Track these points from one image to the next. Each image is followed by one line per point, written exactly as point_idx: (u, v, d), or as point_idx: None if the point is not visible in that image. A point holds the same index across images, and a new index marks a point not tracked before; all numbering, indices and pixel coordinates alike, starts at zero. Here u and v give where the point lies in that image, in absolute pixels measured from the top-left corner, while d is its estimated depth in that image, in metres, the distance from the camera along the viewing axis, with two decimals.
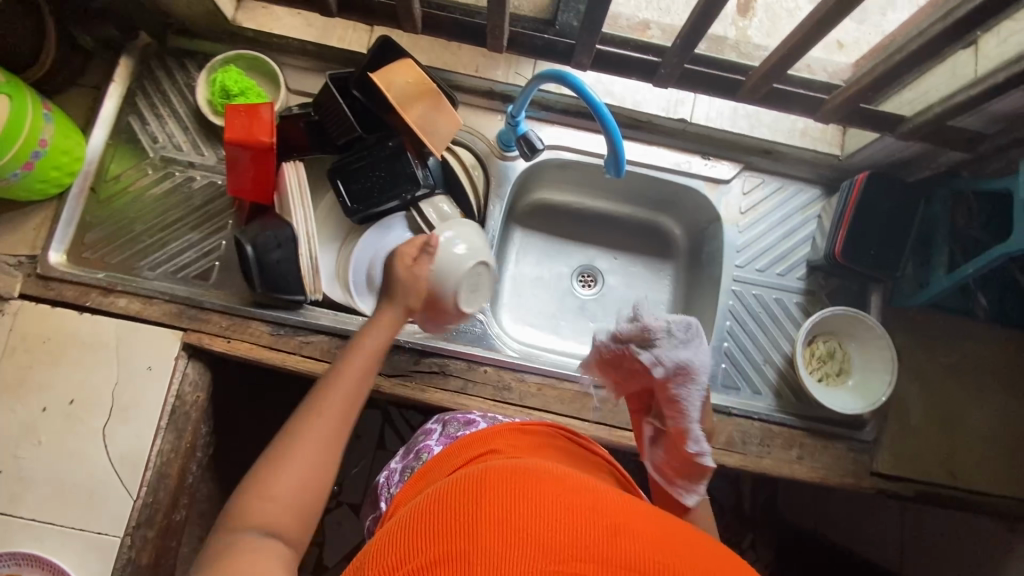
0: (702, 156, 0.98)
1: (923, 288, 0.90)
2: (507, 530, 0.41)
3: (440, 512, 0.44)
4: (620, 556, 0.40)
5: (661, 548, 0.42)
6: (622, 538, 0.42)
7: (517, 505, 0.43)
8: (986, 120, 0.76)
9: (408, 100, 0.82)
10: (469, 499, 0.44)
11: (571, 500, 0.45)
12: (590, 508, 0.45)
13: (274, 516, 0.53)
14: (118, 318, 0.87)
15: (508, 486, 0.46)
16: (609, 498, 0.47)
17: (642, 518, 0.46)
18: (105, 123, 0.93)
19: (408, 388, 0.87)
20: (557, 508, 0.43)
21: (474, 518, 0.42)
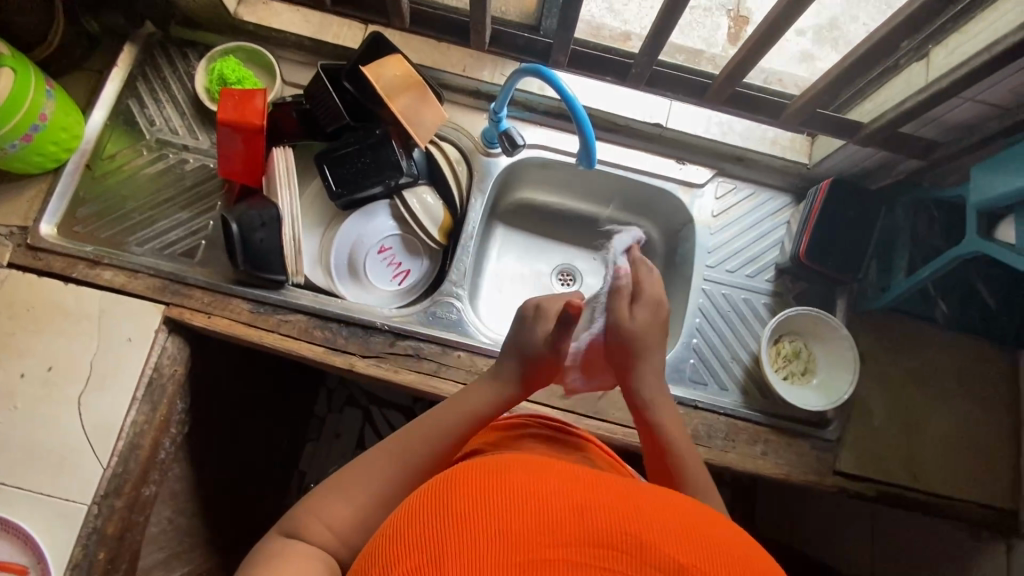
0: (677, 160, 1.03)
1: (886, 291, 0.93)
2: (469, 530, 0.39)
3: (406, 525, 0.42)
4: (586, 536, 0.39)
5: (629, 517, 0.41)
6: (587, 516, 0.40)
7: (479, 501, 0.41)
8: (940, 129, 0.81)
9: (396, 91, 0.87)
10: (431, 504, 0.43)
11: (535, 482, 0.43)
12: (556, 485, 0.43)
13: (338, 531, 0.59)
14: (103, 289, 0.89)
15: (468, 484, 0.43)
16: (577, 477, 0.46)
17: (611, 488, 0.45)
18: (105, 104, 0.97)
19: (382, 368, 0.89)
20: (519, 495, 0.42)
21: (437, 526, 0.40)
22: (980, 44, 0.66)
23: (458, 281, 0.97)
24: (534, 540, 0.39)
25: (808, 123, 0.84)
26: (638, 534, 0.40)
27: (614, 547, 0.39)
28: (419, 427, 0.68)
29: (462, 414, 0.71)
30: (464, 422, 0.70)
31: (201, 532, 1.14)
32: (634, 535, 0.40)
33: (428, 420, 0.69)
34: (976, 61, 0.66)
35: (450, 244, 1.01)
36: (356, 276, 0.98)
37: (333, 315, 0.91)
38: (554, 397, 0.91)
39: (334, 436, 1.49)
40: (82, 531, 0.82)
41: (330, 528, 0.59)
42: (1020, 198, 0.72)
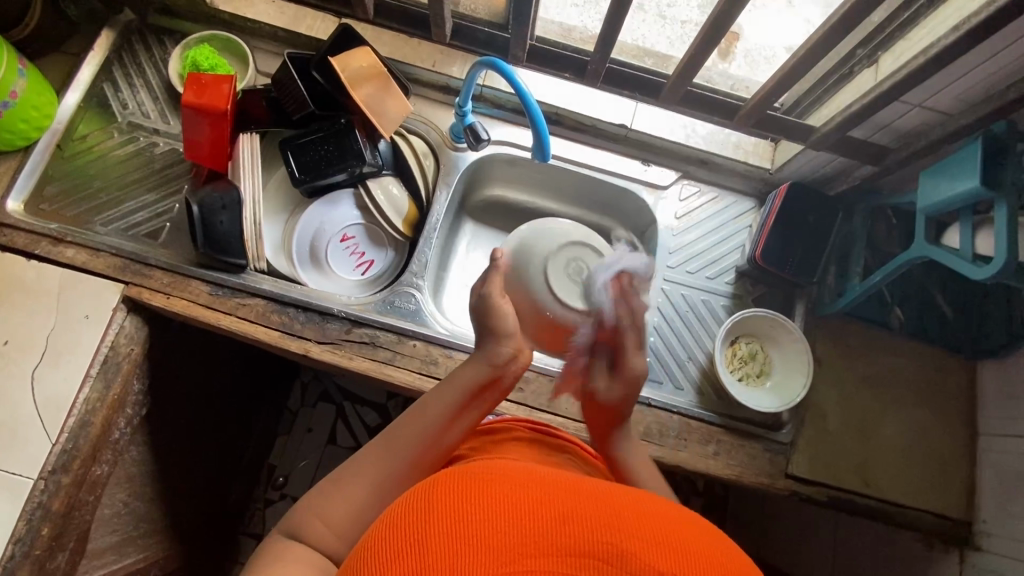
0: (642, 161, 1.05)
1: (841, 296, 0.94)
2: (451, 542, 0.37)
3: (385, 536, 0.39)
4: (571, 545, 0.37)
5: (617, 526, 0.39)
6: (572, 525, 0.39)
7: (462, 512, 0.39)
8: (891, 135, 0.83)
9: (360, 80, 0.89)
10: (411, 513, 0.40)
11: (521, 491, 0.41)
12: (542, 494, 0.41)
13: (333, 526, 0.55)
14: (64, 266, 0.90)
15: (452, 492, 0.41)
16: (563, 482, 0.44)
17: (601, 497, 0.42)
18: (79, 87, 0.99)
19: (336, 355, 0.89)
20: (503, 505, 0.39)
21: (415, 537, 0.38)
22: (920, 49, 0.68)
23: (419, 272, 0.98)
24: (516, 551, 0.37)
25: (762, 125, 0.88)
26: (624, 543, 0.38)
27: (601, 557, 0.37)
28: (419, 414, 0.64)
29: (454, 391, 0.68)
30: (458, 397, 0.67)
31: (160, 517, 1.14)
32: (621, 544, 0.38)
33: (429, 405, 0.66)
34: (915, 64, 0.67)
35: (415, 236, 1.02)
36: (317, 264, 0.99)
37: (291, 300, 0.91)
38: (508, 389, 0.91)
39: (305, 430, 1.49)
40: (26, 506, 0.82)
41: (325, 523, 0.55)
42: (963, 203, 0.72)
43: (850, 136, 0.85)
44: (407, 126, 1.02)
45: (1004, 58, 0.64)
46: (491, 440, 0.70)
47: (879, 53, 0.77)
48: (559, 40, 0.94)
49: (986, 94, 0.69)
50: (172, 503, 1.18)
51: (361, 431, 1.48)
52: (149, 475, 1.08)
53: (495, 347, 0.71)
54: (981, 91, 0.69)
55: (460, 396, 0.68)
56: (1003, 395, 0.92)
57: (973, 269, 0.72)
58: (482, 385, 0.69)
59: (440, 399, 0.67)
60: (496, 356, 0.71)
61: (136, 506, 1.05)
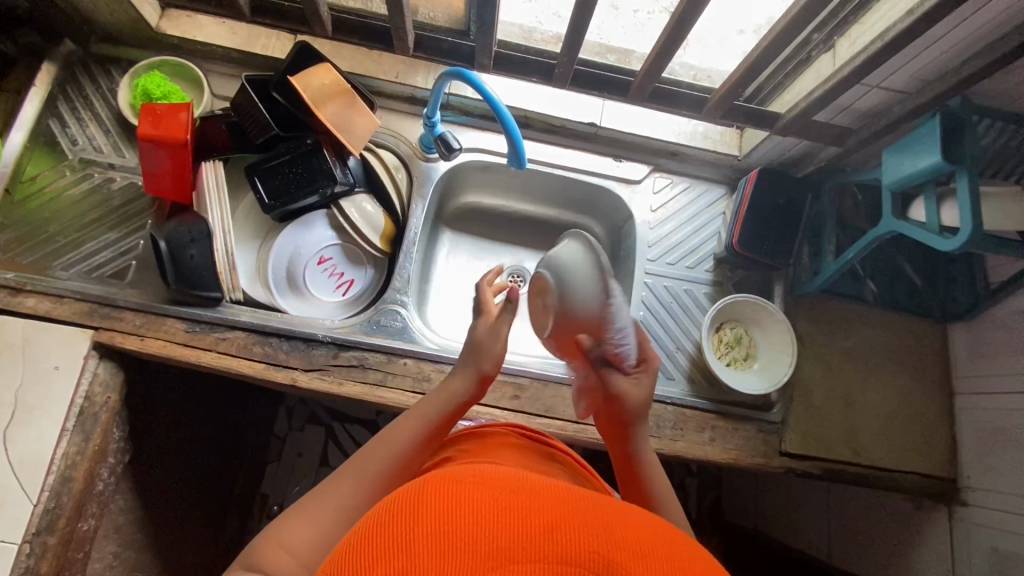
0: (614, 158, 1.05)
1: (817, 274, 0.96)
2: (437, 543, 0.37)
3: (371, 531, 0.39)
4: (557, 553, 0.37)
5: (604, 534, 0.40)
6: (559, 533, 0.39)
7: (452, 512, 0.39)
8: (853, 116, 0.85)
9: (322, 98, 0.86)
10: (399, 511, 0.40)
11: (510, 499, 0.41)
12: (529, 501, 0.41)
13: (300, 556, 0.53)
14: (27, 317, 0.85)
15: (441, 493, 0.41)
16: (552, 490, 0.44)
17: (588, 507, 0.43)
18: (23, 126, 0.93)
19: (326, 381, 0.87)
20: (491, 509, 0.40)
21: (402, 535, 0.37)
22: (877, 33, 0.70)
23: (401, 288, 0.96)
24: (503, 556, 0.36)
25: (730, 114, 0.89)
26: (610, 553, 0.38)
27: (588, 566, 0.37)
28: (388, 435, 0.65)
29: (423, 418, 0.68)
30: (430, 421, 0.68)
31: (154, 563, 1.10)
32: (609, 554, 0.38)
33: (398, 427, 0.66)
34: (873, 49, 0.70)
35: (394, 251, 1.00)
36: (296, 289, 0.97)
37: (273, 329, 0.89)
38: (503, 398, 0.91)
39: (295, 455, 1.45)
40: (13, 571, 0.79)
41: (291, 553, 0.53)
42: (926, 177, 0.75)
43: (815, 120, 0.87)
44: (375, 139, 1.00)
45: (954, 37, 0.67)
46: (483, 442, 0.69)
47: (837, 38, 0.78)
48: (521, 43, 0.94)
49: (940, 72, 0.72)
50: (167, 546, 1.14)
51: (354, 450, 1.46)
52: (138, 523, 1.03)
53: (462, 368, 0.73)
54: (935, 68, 0.72)
55: (429, 419, 0.68)
56: (977, 355, 0.96)
57: (938, 240, 0.75)
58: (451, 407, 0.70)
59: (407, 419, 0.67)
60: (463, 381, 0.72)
61: (128, 556, 1.02)
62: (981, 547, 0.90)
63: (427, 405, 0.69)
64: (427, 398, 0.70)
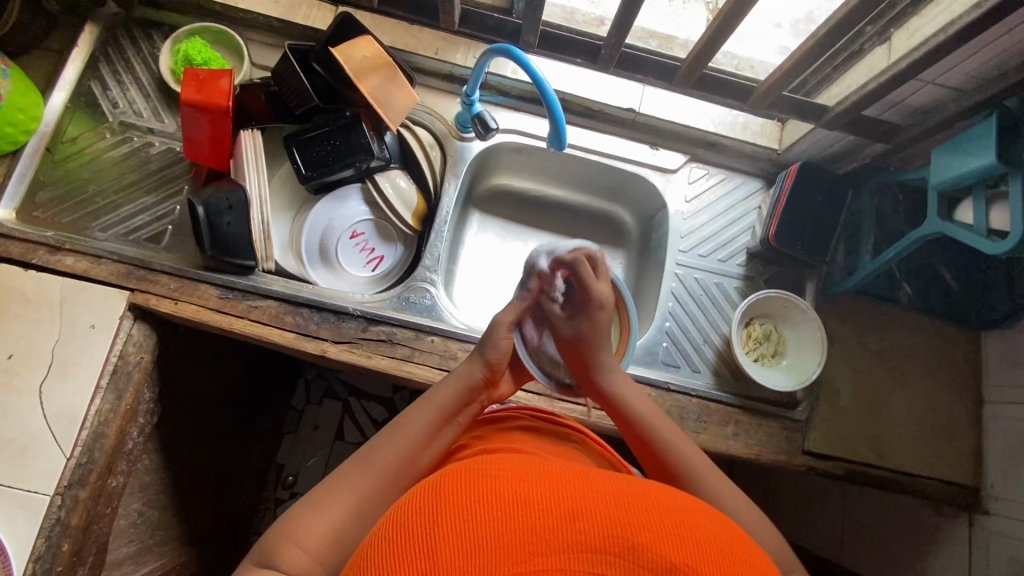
0: (651, 145, 1.04)
1: (853, 274, 0.95)
2: (461, 543, 0.37)
3: (395, 534, 0.40)
4: (581, 540, 0.38)
5: (625, 517, 0.40)
6: (582, 520, 0.39)
7: (471, 511, 0.39)
8: (903, 113, 0.83)
9: (364, 71, 0.86)
10: (419, 513, 0.41)
11: (528, 488, 0.42)
12: (548, 489, 0.42)
13: (312, 552, 0.54)
14: (65, 275, 0.87)
15: (459, 493, 0.41)
16: (571, 477, 0.44)
17: (609, 491, 0.43)
18: (66, 86, 0.94)
19: (354, 354, 0.88)
20: (510, 503, 0.40)
21: (425, 538, 0.38)
22: (939, 26, 0.68)
23: (432, 266, 0.96)
24: (527, 548, 0.37)
25: (774, 106, 0.87)
26: (633, 537, 0.39)
27: (614, 552, 0.38)
28: (400, 428, 0.64)
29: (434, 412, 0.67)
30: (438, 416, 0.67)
31: (175, 524, 1.13)
32: (634, 538, 0.39)
33: (408, 418, 0.66)
34: (935, 41, 0.68)
35: (424, 229, 1.00)
36: (327, 262, 0.97)
37: (305, 300, 0.89)
38: (528, 381, 0.91)
39: (312, 428, 1.47)
40: (45, 522, 0.81)
41: (304, 550, 0.53)
42: (976, 178, 0.73)
43: (863, 114, 0.85)
44: (412, 116, 0.99)
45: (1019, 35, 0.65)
46: (496, 429, 0.71)
47: (894, 30, 0.76)
48: (564, 24, 0.93)
49: (1000, 70, 0.70)
50: (187, 509, 1.16)
51: (370, 426, 1.47)
52: (162, 483, 1.06)
53: (470, 365, 0.73)
54: (996, 66, 0.69)
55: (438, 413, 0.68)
56: (1009, 365, 0.95)
57: (986, 243, 0.73)
58: (461, 403, 0.70)
59: (416, 410, 0.67)
60: (471, 376, 0.71)
61: (151, 515, 1.04)
62: (1001, 556, 0.90)
63: (435, 399, 0.68)
64: (433, 389, 0.70)
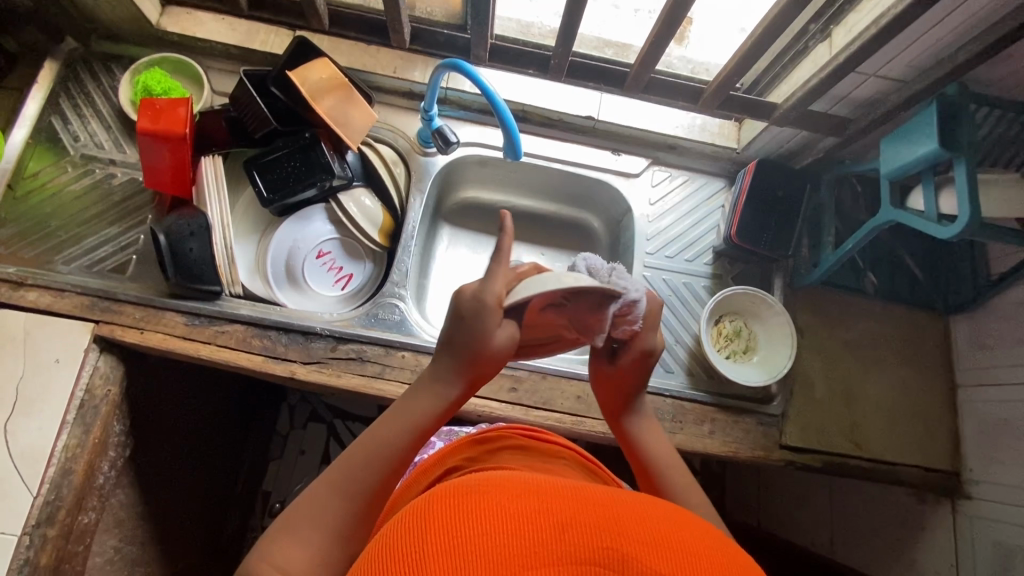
0: (613, 152, 1.06)
1: (817, 267, 0.96)
2: (444, 564, 0.32)
3: (380, 556, 0.34)
4: (569, 553, 0.33)
5: (617, 527, 0.35)
6: (571, 533, 0.34)
7: (460, 524, 0.34)
8: (850, 106, 0.85)
9: (319, 92, 0.87)
10: (401, 535, 0.35)
11: (522, 501, 0.36)
12: (542, 504, 0.36)
13: None
14: (28, 310, 0.86)
15: (445, 508, 0.36)
16: (561, 488, 0.39)
17: (603, 502, 0.38)
18: (26, 123, 0.94)
19: (324, 374, 0.87)
20: (497, 517, 0.35)
21: (409, 562, 0.32)
22: (871, 22, 0.70)
23: (400, 282, 0.96)
24: (514, 564, 0.32)
25: (726, 105, 0.89)
26: (623, 546, 0.34)
27: (603, 565, 0.33)
28: (370, 441, 0.53)
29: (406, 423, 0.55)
30: (419, 421, 0.55)
31: (155, 559, 1.10)
32: (626, 548, 0.34)
33: (378, 432, 0.54)
34: (868, 35, 0.70)
35: (392, 245, 1.00)
36: (295, 282, 0.97)
37: (272, 323, 0.89)
38: (501, 391, 0.91)
39: (297, 453, 1.45)
40: (12, 564, 0.79)
41: None
42: (924, 165, 0.74)
43: (812, 110, 0.87)
44: (374, 134, 1.00)
45: (949, 24, 0.67)
46: (483, 451, 0.67)
47: (833, 27, 0.79)
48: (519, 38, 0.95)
49: (936, 59, 0.72)
50: (168, 542, 1.14)
51: None
52: (139, 517, 1.03)
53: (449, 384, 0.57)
54: (932, 55, 0.71)
55: (414, 424, 0.55)
56: (979, 348, 0.96)
57: (938, 228, 0.74)
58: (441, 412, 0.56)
59: (391, 421, 0.55)
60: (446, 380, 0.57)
61: (130, 551, 1.02)
62: (986, 539, 0.89)
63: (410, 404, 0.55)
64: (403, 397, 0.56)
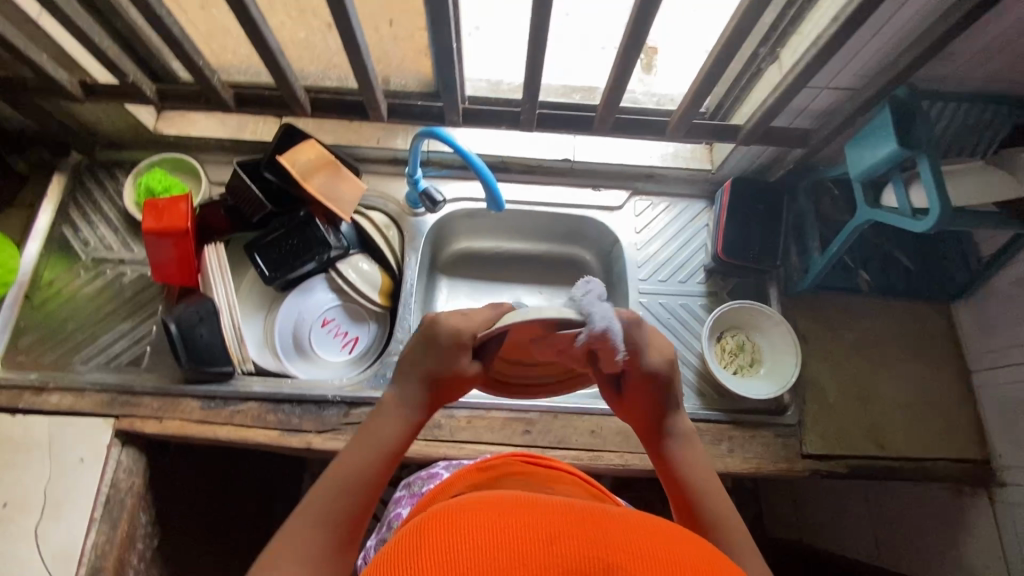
0: (594, 188, 1.10)
1: (807, 273, 0.98)
2: None
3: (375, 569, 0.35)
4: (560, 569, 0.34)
5: (607, 543, 0.36)
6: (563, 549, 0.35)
7: (456, 541, 0.35)
8: (811, 118, 0.89)
9: (309, 172, 0.93)
10: (398, 552, 0.35)
11: (510, 515, 0.37)
12: (529, 516, 0.37)
13: None
14: (51, 414, 0.90)
15: (442, 525, 0.36)
16: (554, 504, 0.40)
17: (596, 517, 0.39)
18: (39, 235, 1.01)
19: (340, 441, 0.89)
20: (493, 532, 0.35)
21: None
22: (812, 42, 0.74)
23: (404, 338, 0.99)
24: None
25: (692, 133, 0.93)
26: (611, 562, 0.35)
27: None
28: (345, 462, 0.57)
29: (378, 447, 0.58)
30: (392, 439, 0.59)
31: None
32: (609, 558, 0.35)
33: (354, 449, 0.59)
34: (812, 54, 0.74)
35: (393, 304, 1.03)
36: (302, 352, 1.00)
37: (285, 396, 0.91)
38: (515, 435, 0.92)
39: None
40: None
41: None
42: (888, 165, 0.77)
43: (775, 126, 0.91)
44: (365, 202, 1.05)
45: (887, 33, 0.71)
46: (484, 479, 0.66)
47: (781, 49, 0.83)
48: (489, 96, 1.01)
49: (881, 66, 0.76)
50: None
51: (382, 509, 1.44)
52: None
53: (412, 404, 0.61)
54: (873, 63, 0.76)
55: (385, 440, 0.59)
56: (985, 332, 0.97)
57: (913, 223, 0.76)
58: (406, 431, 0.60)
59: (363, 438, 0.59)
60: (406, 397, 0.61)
61: None
62: None
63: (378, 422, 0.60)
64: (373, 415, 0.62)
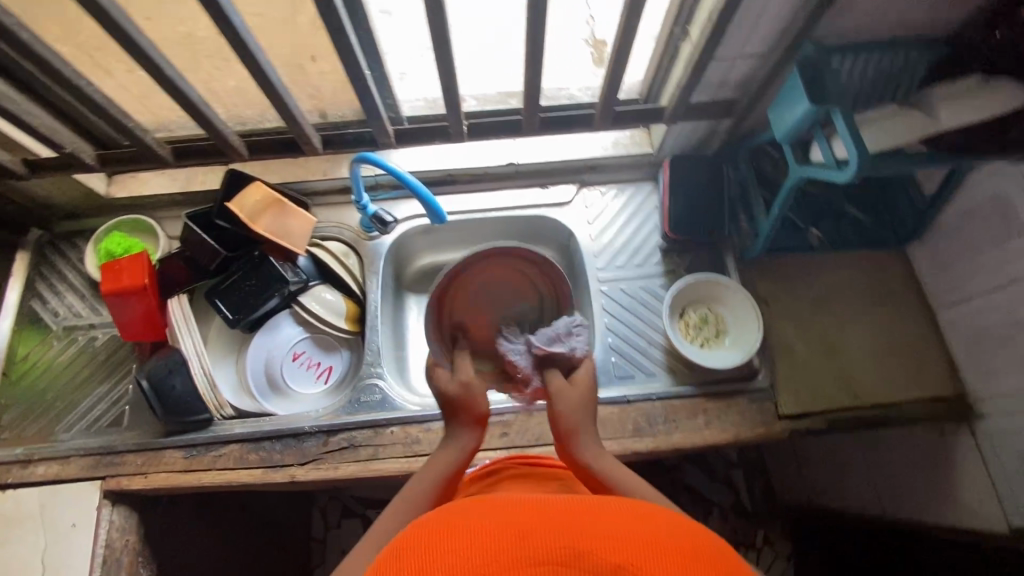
0: (542, 187, 1.12)
1: (757, 236, 0.99)
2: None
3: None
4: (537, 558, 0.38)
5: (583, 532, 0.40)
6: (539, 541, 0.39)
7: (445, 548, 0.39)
8: (730, 88, 0.91)
9: (257, 213, 0.95)
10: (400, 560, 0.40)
11: (496, 518, 0.42)
12: (513, 517, 0.42)
13: None
14: (40, 485, 0.91)
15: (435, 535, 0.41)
16: (541, 505, 0.44)
17: (577, 512, 0.42)
18: (10, 313, 1.03)
19: (322, 469, 0.90)
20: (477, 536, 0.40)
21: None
22: (708, 17, 0.77)
23: (374, 360, 1.01)
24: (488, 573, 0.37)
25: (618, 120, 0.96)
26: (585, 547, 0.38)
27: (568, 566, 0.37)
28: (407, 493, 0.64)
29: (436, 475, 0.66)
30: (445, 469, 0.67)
31: None
32: (580, 543, 0.38)
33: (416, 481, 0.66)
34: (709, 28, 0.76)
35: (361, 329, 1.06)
36: (279, 389, 1.02)
37: (264, 434, 0.93)
38: (493, 439, 0.93)
39: None
40: None
41: None
42: (809, 122, 0.78)
43: (698, 101, 0.93)
44: (321, 233, 1.08)
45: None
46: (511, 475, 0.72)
47: None
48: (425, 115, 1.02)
49: (779, 29, 0.78)
50: None
51: None
52: None
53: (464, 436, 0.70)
54: (774, 28, 0.78)
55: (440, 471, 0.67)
56: (942, 269, 0.97)
57: (838, 174, 0.77)
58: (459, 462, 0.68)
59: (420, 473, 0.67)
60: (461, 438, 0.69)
61: None
62: (1013, 454, 0.87)
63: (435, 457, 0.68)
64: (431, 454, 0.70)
